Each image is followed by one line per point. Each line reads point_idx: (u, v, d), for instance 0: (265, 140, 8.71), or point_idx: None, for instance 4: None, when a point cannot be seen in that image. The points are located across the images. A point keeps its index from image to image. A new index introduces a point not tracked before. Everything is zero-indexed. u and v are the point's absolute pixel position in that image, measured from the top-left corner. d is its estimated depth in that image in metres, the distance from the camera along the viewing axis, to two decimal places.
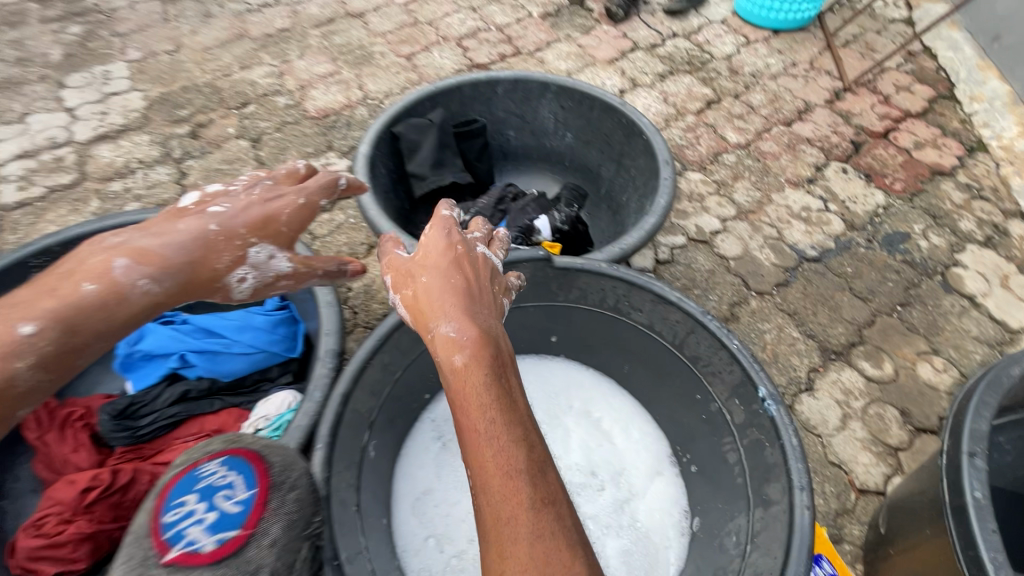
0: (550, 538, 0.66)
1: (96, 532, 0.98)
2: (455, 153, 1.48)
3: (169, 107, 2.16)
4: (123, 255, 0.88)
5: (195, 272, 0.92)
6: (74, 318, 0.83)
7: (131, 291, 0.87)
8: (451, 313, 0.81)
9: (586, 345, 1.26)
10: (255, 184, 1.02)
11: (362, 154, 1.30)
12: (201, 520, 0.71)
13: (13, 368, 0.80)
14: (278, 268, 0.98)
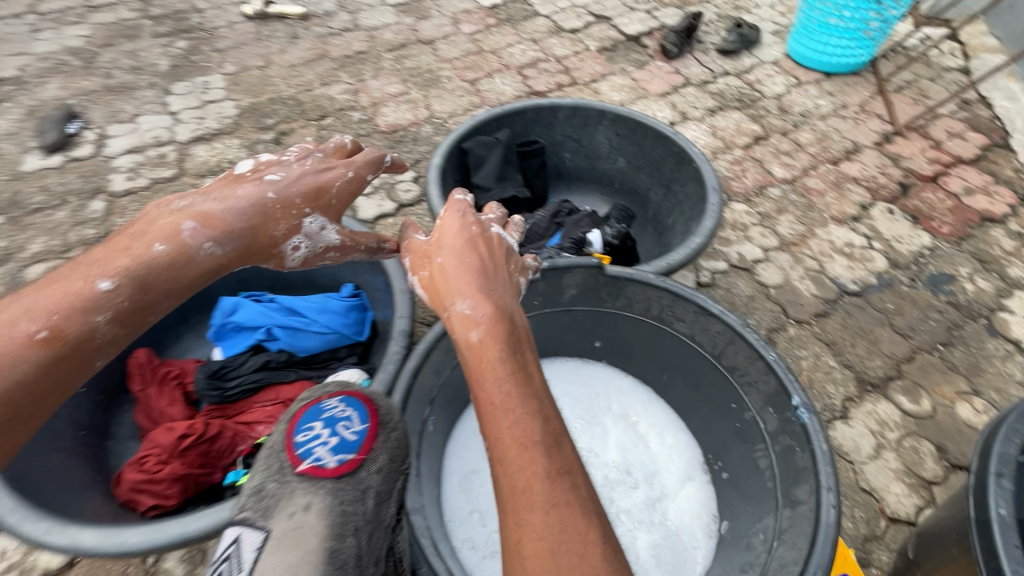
0: (567, 506, 0.72)
1: (186, 474, 1.12)
2: (517, 169, 1.61)
3: (258, 116, 2.39)
4: (190, 219, 0.96)
5: (255, 238, 1.01)
6: (148, 275, 0.91)
7: (197, 252, 0.95)
8: (465, 294, 0.92)
9: (628, 352, 1.34)
10: (305, 156, 1.13)
11: (435, 165, 1.45)
12: (326, 443, 0.83)
13: (92, 323, 0.86)
14: (329, 238, 1.09)
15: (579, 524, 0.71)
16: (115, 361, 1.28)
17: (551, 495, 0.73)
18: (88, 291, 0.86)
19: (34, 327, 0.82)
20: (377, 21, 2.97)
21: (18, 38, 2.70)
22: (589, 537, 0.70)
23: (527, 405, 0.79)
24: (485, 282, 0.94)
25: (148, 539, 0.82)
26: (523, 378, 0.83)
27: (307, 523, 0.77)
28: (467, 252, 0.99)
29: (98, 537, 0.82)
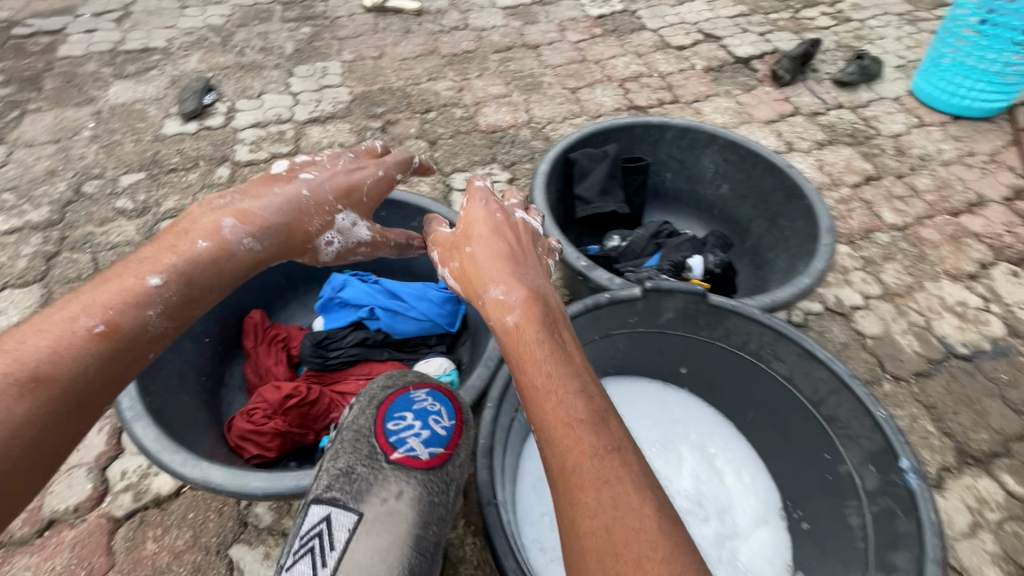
0: (620, 480, 0.75)
1: (287, 432, 1.22)
2: (620, 185, 1.61)
3: (368, 104, 2.50)
4: (230, 219, 0.98)
5: (291, 233, 1.06)
6: (192, 271, 0.92)
7: (238, 248, 0.97)
8: (498, 281, 1.01)
9: (715, 383, 1.32)
10: (331, 159, 1.17)
11: (542, 171, 1.49)
12: (419, 434, 0.84)
13: (143, 317, 0.84)
14: (359, 234, 1.16)
15: (633, 497, 0.73)
16: (235, 317, 1.40)
17: (603, 470, 0.76)
18: (140, 287, 0.86)
19: (81, 322, 0.79)
20: (485, 22, 3.06)
21: (168, 14, 2.97)
22: (644, 511, 0.73)
23: (568, 381, 0.84)
24: (513, 267, 1.04)
25: (266, 486, 0.89)
26: (560, 352, 0.89)
27: (399, 510, 0.77)
28: (495, 242, 1.10)
29: (227, 476, 0.90)
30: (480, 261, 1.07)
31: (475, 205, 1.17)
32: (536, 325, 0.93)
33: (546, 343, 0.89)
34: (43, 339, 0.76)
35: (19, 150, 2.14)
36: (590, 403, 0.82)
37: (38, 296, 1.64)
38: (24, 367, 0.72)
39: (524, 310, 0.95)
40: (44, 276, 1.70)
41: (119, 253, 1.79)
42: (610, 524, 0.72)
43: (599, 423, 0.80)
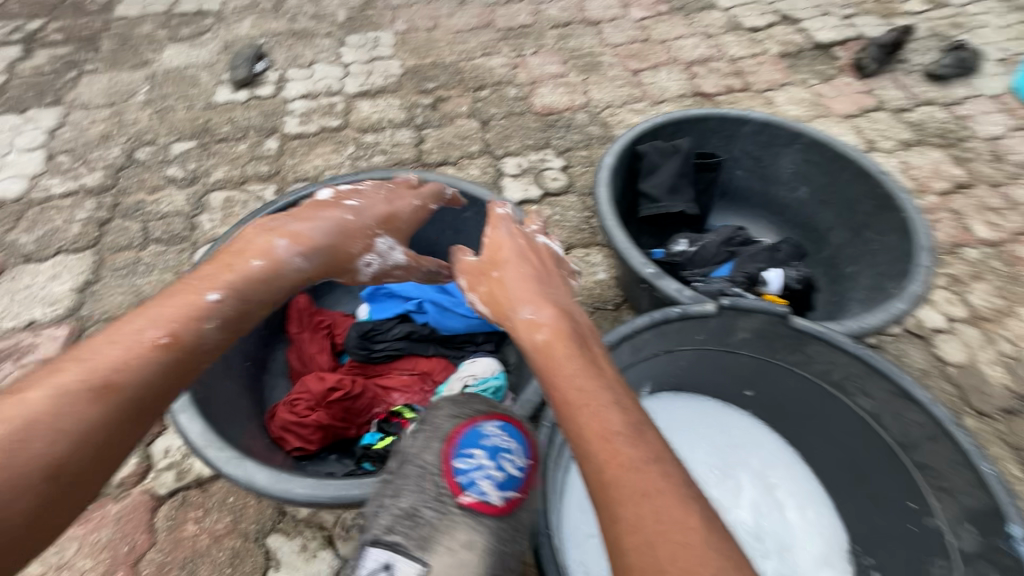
0: (662, 490, 0.68)
1: (329, 426, 1.18)
2: (690, 183, 1.49)
3: (420, 78, 2.40)
4: (285, 240, 1.03)
5: (335, 253, 1.11)
6: (245, 287, 0.93)
7: (288, 266, 1.01)
8: (524, 301, 0.99)
9: (784, 410, 1.21)
10: (371, 189, 1.25)
11: (607, 164, 1.40)
12: (491, 476, 0.75)
13: (201, 331, 0.85)
14: (393, 256, 1.21)
15: (676, 509, 0.66)
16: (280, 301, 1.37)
17: (644, 480, 0.69)
18: (197, 303, 0.87)
19: (147, 334, 0.80)
20: None
21: None
22: (690, 523, 0.65)
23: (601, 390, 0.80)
24: (539, 287, 1.02)
25: (310, 493, 0.85)
26: (591, 365, 0.84)
27: (469, 563, 0.69)
28: (518, 262, 1.09)
29: (273, 477, 0.86)
30: (507, 281, 1.05)
31: (498, 231, 1.17)
32: (565, 337, 0.89)
33: (576, 355, 0.85)
34: (111, 348, 0.77)
35: (76, 112, 2.14)
36: (625, 412, 0.77)
37: (90, 263, 1.65)
38: (93, 377, 0.73)
39: (553, 326, 0.92)
40: (96, 242, 1.70)
41: (168, 223, 1.78)
42: (653, 538, 0.64)
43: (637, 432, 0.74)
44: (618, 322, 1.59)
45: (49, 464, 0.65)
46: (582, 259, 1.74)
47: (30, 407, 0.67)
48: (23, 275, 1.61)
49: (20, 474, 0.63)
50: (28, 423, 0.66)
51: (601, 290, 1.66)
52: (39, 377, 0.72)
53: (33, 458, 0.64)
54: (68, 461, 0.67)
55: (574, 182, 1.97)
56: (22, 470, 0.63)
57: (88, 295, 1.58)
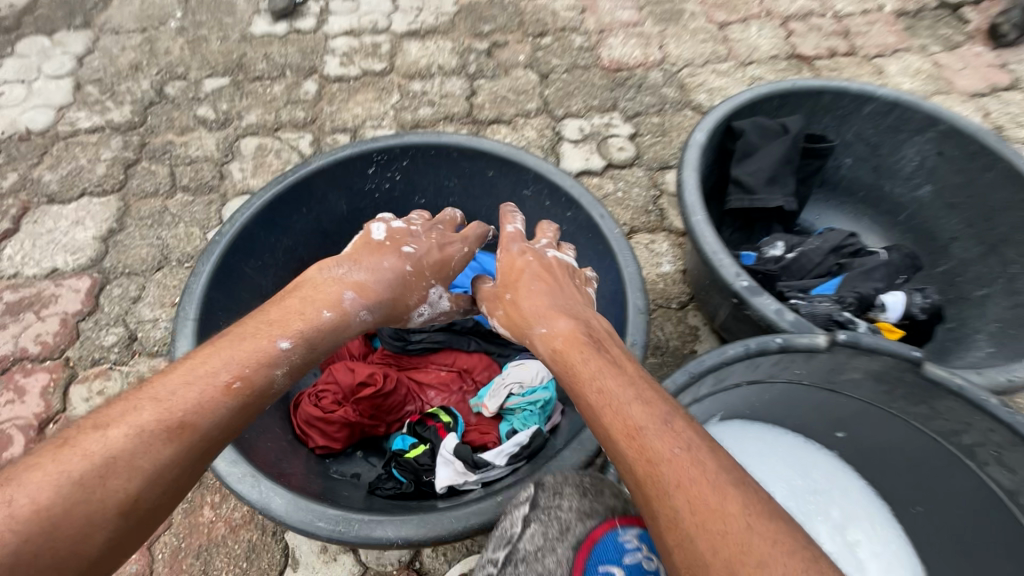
0: (696, 477, 0.61)
1: (356, 423, 1.06)
2: (793, 171, 1.25)
3: (475, 19, 2.11)
4: (350, 292, 0.91)
5: (394, 307, 0.97)
6: (311, 332, 0.85)
7: (355, 321, 0.90)
8: (534, 312, 0.92)
9: (886, 462, 1.02)
10: (425, 227, 1.08)
11: (697, 141, 1.17)
12: None
13: (271, 376, 0.78)
14: (441, 307, 1.05)
15: (713, 495, 0.59)
16: None
17: (675, 469, 0.62)
18: (266, 348, 0.80)
19: (223, 372, 0.74)
20: None
21: None
22: (730, 510, 0.58)
23: (620, 386, 0.73)
24: (551, 294, 0.94)
25: (332, 530, 0.73)
26: (610, 365, 0.77)
27: None
28: (526, 270, 0.99)
29: (294, 505, 0.74)
30: (520, 294, 0.96)
31: (505, 245, 1.04)
32: (580, 343, 0.83)
33: (594, 360, 0.78)
34: (186, 387, 0.71)
35: (105, 37, 1.98)
36: (648, 405, 0.70)
37: (115, 209, 1.54)
38: (169, 415, 0.68)
39: (566, 334, 0.85)
40: (122, 186, 1.59)
41: (197, 170, 1.64)
42: (693, 532, 0.57)
43: (662, 419, 0.68)
44: (682, 325, 1.40)
45: (124, 500, 0.61)
46: (646, 247, 1.53)
47: (110, 440, 0.63)
48: (46, 218, 1.52)
49: (95, 513, 0.59)
50: (107, 459, 0.62)
51: (666, 285, 1.46)
52: (120, 408, 0.68)
53: (109, 496, 0.61)
54: (142, 498, 0.63)
55: (643, 153, 1.72)
56: (95, 509, 0.59)
57: (111, 244, 1.48)
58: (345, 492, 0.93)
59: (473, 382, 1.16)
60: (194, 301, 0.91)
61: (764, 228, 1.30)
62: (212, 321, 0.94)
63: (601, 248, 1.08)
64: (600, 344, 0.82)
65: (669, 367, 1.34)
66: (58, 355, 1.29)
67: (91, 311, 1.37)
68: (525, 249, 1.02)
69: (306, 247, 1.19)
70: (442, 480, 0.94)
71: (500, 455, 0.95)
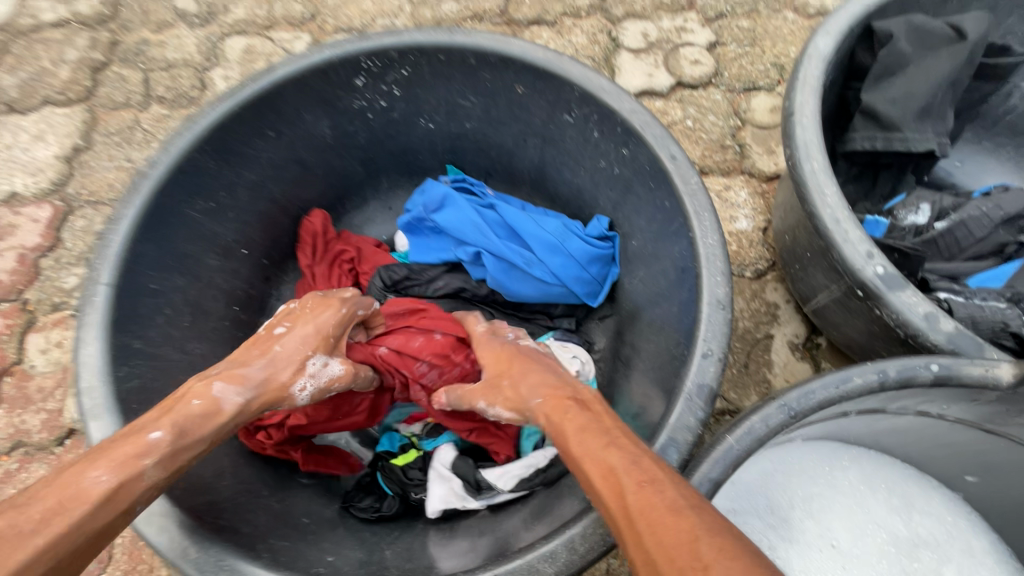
0: (655, 500, 0.46)
1: (324, 426, 0.78)
2: (956, 100, 0.87)
3: None
4: (216, 382, 0.62)
5: (272, 381, 0.66)
6: (189, 418, 0.58)
7: (222, 403, 0.61)
8: (525, 377, 0.67)
9: None
10: (302, 302, 0.75)
11: (820, 51, 0.81)
12: None
13: (142, 470, 0.52)
14: (337, 371, 0.71)
15: (670, 514, 0.45)
16: (288, 218, 0.97)
17: (638, 493, 0.47)
18: (128, 438, 0.54)
19: (84, 464, 0.51)
20: None
21: None
22: (684, 525, 0.44)
23: (597, 430, 0.56)
24: (550, 364, 0.71)
25: None
26: (600, 417, 0.58)
27: None
28: (517, 344, 0.75)
29: (202, 556, 0.54)
30: (518, 369, 0.69)
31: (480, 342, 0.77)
32: (565, 400, 0.62)
33: (575, 412, 0.59)
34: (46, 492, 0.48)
35: None
36: (619, 439, 0.54)
37: (80, 122, 1.31)
38: (28, 516, 0.46)
39: (549, 390, 0.65)
40: (89, 95, 1.34)
41: (174, 77, 1.36)
42: (653, 556, 0.43)
43: (631, 451, 0.52)
44: (757, 301, 1.09)
45: None
46: (718, 195, 1.19)
47: None
48: (5, 130, 1.31)
49: None
50: None
51: (739, 247, 1.14)
52: None
53: None
54: None
55: (724, 70, 1.32)
56: None
57: (76, 166, 1.26)
58: (308, 512, 0.73)
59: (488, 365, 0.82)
60: (109, 260, 0.69)
61: (893, 176, 0.95)
62: (136, 287, 0.72)
63: (667, 205, 0.76)
64: (588, 401, 0.62)
65: (735, 355, 1.05)
66: (14, 297, 1.13)
67: (53, 246, 1.18)
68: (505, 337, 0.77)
69: (277, 182, 0.92)
70: (433, 504, 0.73)
71: (506, 479, 0.73)
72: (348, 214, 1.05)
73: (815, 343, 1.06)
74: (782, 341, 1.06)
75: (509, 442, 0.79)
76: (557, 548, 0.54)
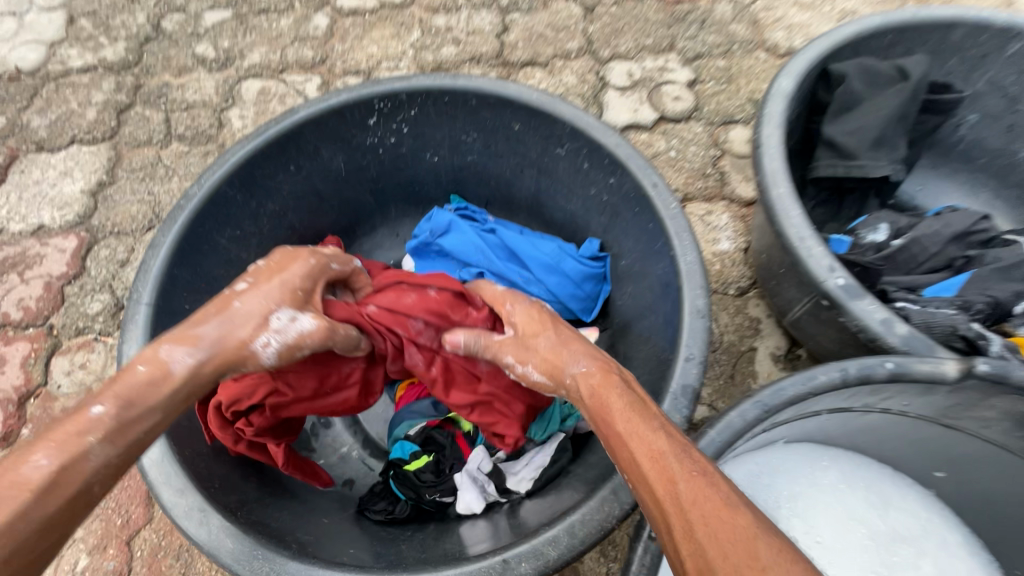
0: (710, 492, 0.48)
1: (309, 404, 0.79)
2: (907, 132, 0.97)
3: None
4: (164, 347, 0.61)
5: (228, 342, 0.64)
6: (134, 386, 0.58)
7: (171, 368, 0.60)
8: (568, 348, 0.69)
9: (1000, 524, 0.82)
10: (270, 259, 0.73)
11: (782, 90, 0.91)
12: None
13: (87, 445, 0.52)
14: (308, 326, 0.68)
15: (726, 509, 0.46)
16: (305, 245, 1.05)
17: (692, 482, 0.48)
18: (69, 420, 0.54)
19: (22, 450, 0.51)
20: None
21: None
22: (740, 522, 0.45)
23: (646, 413, 0.57)
24: (584, 338, 0.73)
25: None
26: (645, 399, 0.60)
27: None
28: (547, 310, 0.78)
29: (243, 549, 0.60)
30: (558, 341, 0.70)
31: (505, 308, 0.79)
32: (611, 378, 0.63)
33: (621, 391, 0.60)
34: None
35: None
36: (668, 427, 0.55)
37: (105, 159, 1.40)
38: None
39: (595, 363, 0.66)
40: (113, 134, 1.44)
41: (194, 117, 1.47)
42: (704, 546, 0.45)
43: (682, 441, 0.53)
44: (740, 316, 1.17)
45: None
46: (701, 219, 1.28)
47: None
48: (34, 167, 1.40)
49: None
50: None
51: (722, 266, 1.22)
52: None
53: None
54: None
55: (703, 106, 1.43)
56: None
57: (100, 200, 1.35)
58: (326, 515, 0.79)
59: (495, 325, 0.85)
60: (149, 283, 0.76)
61: (857, 199, 1.04)
62: (172, 307, 0.79)
63: (650, 228, 0.85)
64: (631, 382, 0.63)
65: (722, 367, 1.13)
66: (41, 322, 1.20)
67: (77, 274, 1.25)
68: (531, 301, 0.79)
69: (295, 212, 1.00)
70: (475, 503, 0.80)
71: (523, 482, 0.81)
72: (359, 241, 1.13)
73: (796, 354, 1.14)
74: (765, 353, 1.14)
75: (511, 416, 0.82)
76: (559, 534, 0.60)
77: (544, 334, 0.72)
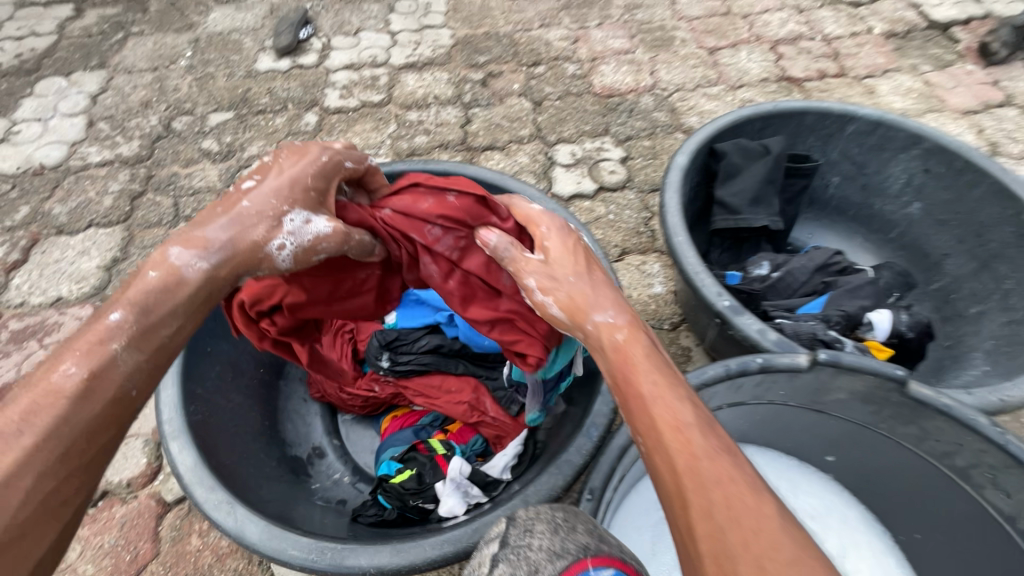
0: (732, 478, 0.57)
1: (326, 306, 0.92)
2: (778, 192, 1.26)
3: (471, 51, 2.07)
4: (174, 248, 0.67)
5: (237, 245, 0.69)
6: (148, 290, 0.66)
7: (184, 272, 0.67)
8: (597, 296, 0.76)
9: (882, 497, 1.01)
10: (281, 156, 0.77)
11: (678, 164, 1.18)
12: None
13: (111, 352, 0.61)
14: (321, 229, 0.72)
15: (748, 496, 0.55)
16: None
17: (715, 467, 0.58)
18: (96, 327, 0.63)
19: (57, 361, 0.60)
20: None
21: None
22: (761, 511, 0.55)
23: (675, 390, 0.66)
24: (611, 285, 0.80)
25: (306, 558, 0.73)
26: (671, 370, 0.69)
27: None
28: (580, 246, 0.83)
29: (271, 533, 0.75)
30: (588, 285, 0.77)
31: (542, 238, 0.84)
32: (637, 343, 0.71)
33: (648, 361, 0.69)
34: (30, 394, 0.58)
35: (119, 76, 2.03)
36: (695, 410, 0.64)
37: (119, 238, 1.60)
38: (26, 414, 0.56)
39: (622, 322, 0.74)
40: (127, 217, 1.64)
41: (200, 200, 1.69)
42: (724, 529, 0.54)
43: (711, 430, 0.62)
44: (674, 346, 1.39)
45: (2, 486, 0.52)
46: (637, 268, 1.54)
47: None
48: (55, 248, 1.58)
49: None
50: None
51: (657, 305, 1.46)
52: None
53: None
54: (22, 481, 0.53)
55: (634, 177, 1.74)
56: None
57: (114, 273, 1.52)
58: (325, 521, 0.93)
59: (518, 238, 0.91)
60: None
61: (751, 245, 1.31)
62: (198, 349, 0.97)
63: None
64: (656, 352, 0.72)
65: None
66: None
67: None
68: (567, 233, 0.84)
69: None
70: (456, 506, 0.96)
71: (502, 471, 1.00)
72: None
73: None
74: None
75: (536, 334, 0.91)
76: (516, 502, 0.77)
77: (575, 272, 0.79)
